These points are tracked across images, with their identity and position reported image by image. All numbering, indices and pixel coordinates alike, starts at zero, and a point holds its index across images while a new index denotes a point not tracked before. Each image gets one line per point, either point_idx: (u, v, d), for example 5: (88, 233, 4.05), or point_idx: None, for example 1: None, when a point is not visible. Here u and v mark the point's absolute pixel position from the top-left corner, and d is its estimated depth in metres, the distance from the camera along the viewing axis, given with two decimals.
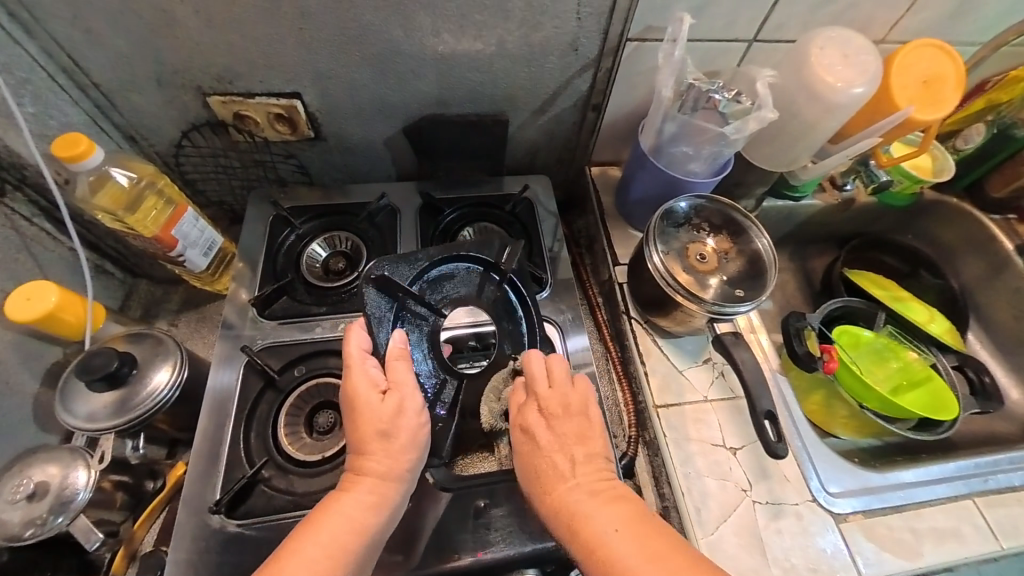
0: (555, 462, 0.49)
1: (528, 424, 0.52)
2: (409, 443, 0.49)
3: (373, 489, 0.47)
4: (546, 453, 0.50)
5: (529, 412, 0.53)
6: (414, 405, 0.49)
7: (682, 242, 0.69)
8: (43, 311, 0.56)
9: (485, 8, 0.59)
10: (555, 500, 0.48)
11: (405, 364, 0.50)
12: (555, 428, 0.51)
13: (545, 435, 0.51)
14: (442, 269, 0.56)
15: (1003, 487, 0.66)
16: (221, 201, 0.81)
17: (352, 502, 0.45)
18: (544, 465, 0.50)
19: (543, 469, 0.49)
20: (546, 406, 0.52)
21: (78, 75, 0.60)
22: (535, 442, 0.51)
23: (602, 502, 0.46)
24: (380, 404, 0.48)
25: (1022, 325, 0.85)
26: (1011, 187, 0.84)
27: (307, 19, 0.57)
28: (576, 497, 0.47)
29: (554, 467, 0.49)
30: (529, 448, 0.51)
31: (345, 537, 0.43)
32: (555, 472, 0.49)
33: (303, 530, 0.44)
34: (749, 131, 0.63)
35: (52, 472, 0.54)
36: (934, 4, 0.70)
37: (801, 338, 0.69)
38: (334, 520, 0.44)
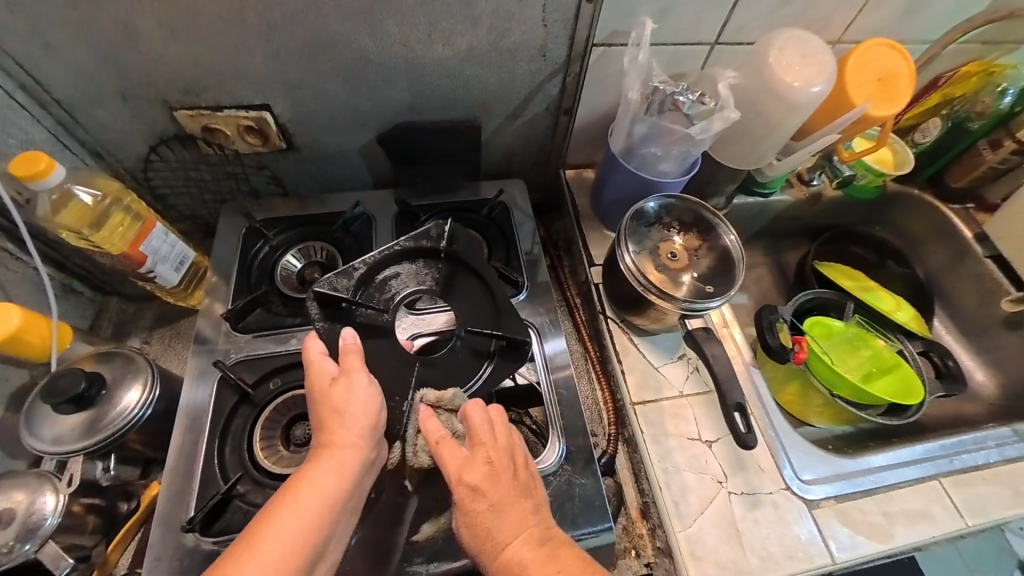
0: (504, 519, 0.44)
1: (471, 478, 0.46)
2: (366, 414, 0.48)
3: (335, 457, 0.45)
4: (495, 512, 0.44)
5: (475, 465, 0.47)
6: (363, 382, 0.49)
7: (653, 242, 0.71)
8: (7, 333, 0.54)
9: (452, 16, 0.59)
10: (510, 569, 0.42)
11: (359, 354, 0.50)
12: (498, 480, 0.46)
13: (490, 496, 0.45)
14: (386, 271, 0.59)
15: (969, 466, 0.68)
16: (195, 215, 0.80)
17: (316, 472, 0.44)
18: (492, 530, 0.44)
19: (494, 534, 0.44)
20: (484, 463, 0.47)
21: (39, 92, 0.59)
22: (487, 506, 0.45)
23: (558, 561, 0.42)
24: (337, 385, 0.48)
25: (984, 310, 0.88)
26: (971, 177, 0.88)
27: (274, 31, 0.57)
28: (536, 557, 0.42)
29: (504, 526, 0.44)
30: (475, 511, 0.45)
31: (318, 506, 0.42)
32: (505, 526, 0.44)
33: (275, 502, 0.42)
34: (714, 130, 0.65)
35: (18, 499, 0.52)
36: (885, 5, 0.73)
37: (774, 330, 0.70)
38: (301, 490, 0.43)
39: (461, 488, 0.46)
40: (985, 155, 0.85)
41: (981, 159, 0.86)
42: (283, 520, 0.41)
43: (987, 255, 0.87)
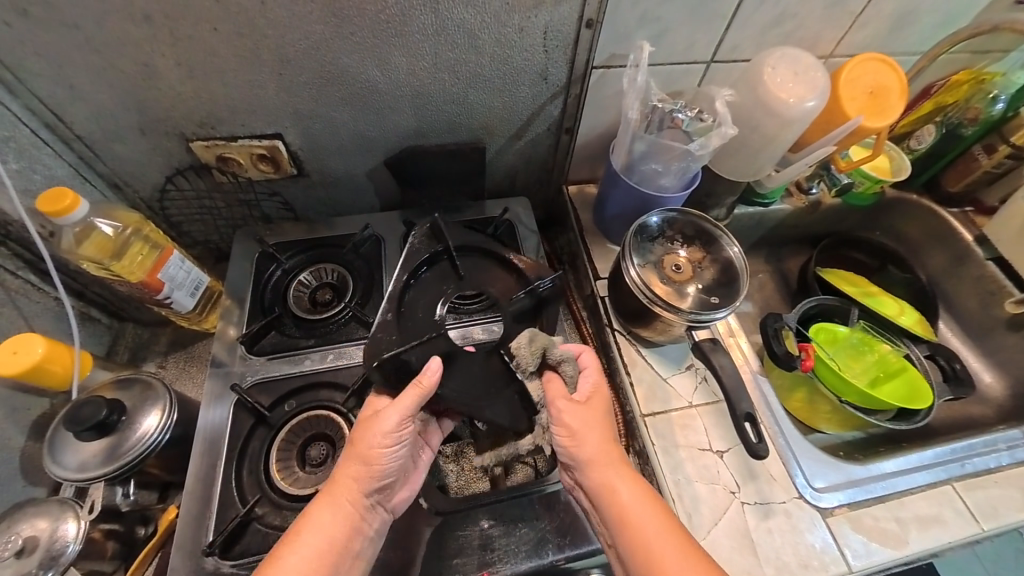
0: (596, 444, 0.53)
1: (574, 416, 0.54)
2: (376, 457, 0.49)
3: (344, 495, 0.49)
4: (594, 437, 0.53)
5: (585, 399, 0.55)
6: (387, 424, 0.49)
7: (657, 254, 0.72)
8: (30, 364, 0.56)
9: (457, 46, 0.62)
10: (615, 503, 0.50)
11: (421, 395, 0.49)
12: (600, 414, 0.55)
13: (593, 433, 0.53)
14: (487, 259, 0.60)
15: (980, 470, 0.68)
16: (208, 240, 0.82)
17: (326, 507, 0.48)
18: (598, 466, 0.52)
19: (602, 470, 0.52)
20: (599, 397, 0.56)
21: (62, 129, 0.62)
22: (587, 431, 0.53)
23: (649, 502, 0.50)
24: (364, 421, 0.51)
25: (987, 312, 0.89)
26: (965, 182, 0.89)
27: (286, 66, 0.60)
28: (631, 493, 0.50)
29: (607, 461, 0.52)
30: (581, 449, 0.53)
31: (325, 543, 0.46)
32: (602, 454, 0.53)
33: (293, 532, 0.47)
34: (712, 146, 0.66)
35: (41, 526, 0.53)
36: (874, 21, 0.75)
37: (779, 338, 0.71)
38: (313, 525, 0.47)
39: (568, 426, 0.53)
40: (980, 160, 0.86)
41: (976, 165, 0.87)
42: (293, 556, 0.45)
43: (987, 257, 0.88)
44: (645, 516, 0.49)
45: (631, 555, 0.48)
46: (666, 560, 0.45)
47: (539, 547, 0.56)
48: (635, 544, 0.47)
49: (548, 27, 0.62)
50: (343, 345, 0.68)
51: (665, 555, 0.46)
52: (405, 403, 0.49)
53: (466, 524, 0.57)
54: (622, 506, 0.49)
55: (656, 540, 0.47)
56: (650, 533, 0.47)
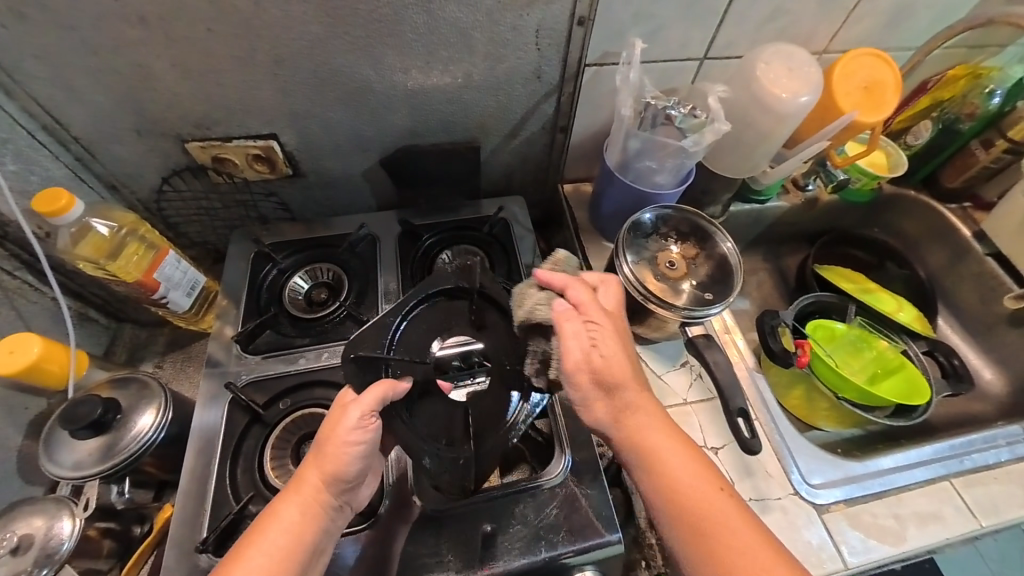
0: (626, 391, 0.51)
1: (608, 358, 0.50)
2: (335, 457, 0.48)
3: (303, 496, 0.48)
4: (625, 384, 0.51)
5: (598, 338, 0.51)
6: (348, 422, 0.48)
7: (651, 251, 0.72)
8: (26, 363, 0.56)
9: (450, 45, 0.62)
10: (660, 468, 0.49)
11: (377, 392, 0.50)
12: (619, 357, 0.51)
13: (620, 378, 0.50)
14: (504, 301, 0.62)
15: (979, 466, 0.67)
16: (205, 241, 0.83)
17: (285, 508, 0.47)
18: (640, 426, 0.50)
19: (640, 427, 0.50)
20: (612, 336, 0.52)
21: (59, 131, 0.62)
22: (614, 378, 0.50)
23: (691, 461, 0.50)
24: (331, 417, 0.51)
25: (987, 308, 0.88)
26: (964, 177, 0.89)
27: (280, 66, 0.60)
28: (672, 451, 0.50)
29: (642, 416, 0.51)
30: (609, 394, 0.50)
31: (283, 542, 0.46)
32: (635, 403, 0.51)
33: (253, 533, 0.46)
34: (706, 143, 0.67)
35: (37, 524, 0.54)
36: (868, 16, 0.75)
37: (776, 335, 0.71)
38: (271, 527, 0.46)
39: (604, 368, 0.50)
40: (978, 155, 0.86)
41: (975, 159, 0.86)
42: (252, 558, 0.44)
43: (986, 253, 0.87)
44: (682, 468, 0.49)
45: (676, 514, 0.48)
46: (717, 518, 0.47)
47: (534, 544, 0.56)
48: (685, 508, 0.48)
49: (541, 25, 0.62)
50: (338, 344, 0.68)
51: (716, 514, 0.47)
52: (367, 400, 0.49)
53: (461, 522, 0.57)
54: (667, 468, 0.49)
55: (704, 500, 0.48)
56: (697, 492, 0.48)
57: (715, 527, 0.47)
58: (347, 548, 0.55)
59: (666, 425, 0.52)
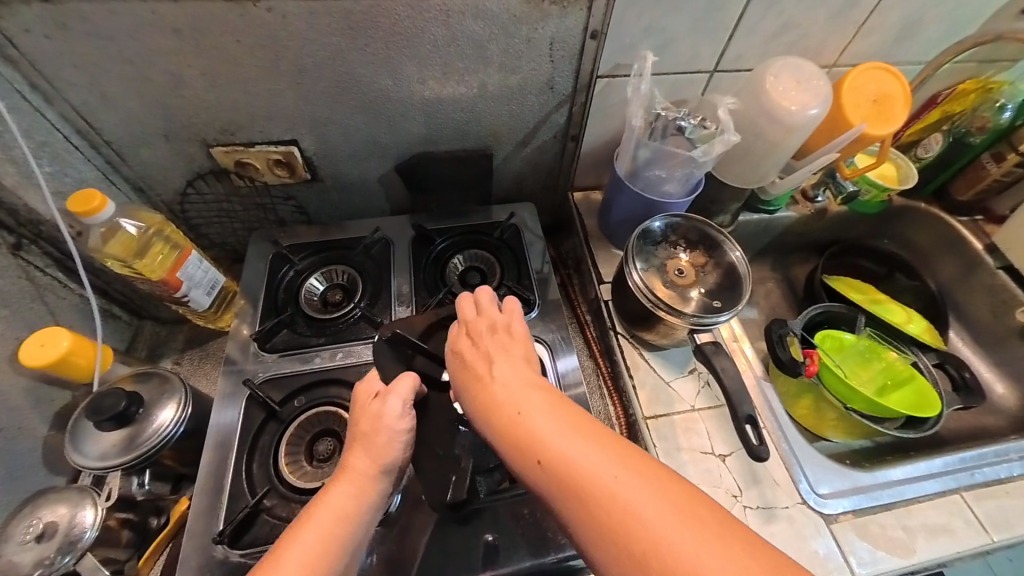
0: (481, 366, 0.48)
1: (468, 343, 0.50)
2: (385, 443, 0.50)
3: (354, 480, 0.48)
4: (477, 360, 0.48)
5: (460, 339, 0.51)
6: (393, 410, 0.51)
7: (660, 259, 0.73)
8: (56, 355, 0.59)
9: (465, 56, 0.64)
10: (557, 470, 0.39)
11: (409, 379, 0.54)
12: (485, 340, 0.50)
13: (484, 357, 0.48)
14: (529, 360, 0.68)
15: (991, 479, 0.67)
16: (224, 242, 0.85)
17: (336, 493, 0.47)
18: (518, 423, 0.42)
19: (520, 421, 0.42)
20: (480, 328, 0.51)
21: (92, 135, 0.65)
22: (471, 356, 0.49)
23: (597, 446, 0.40)
24: (369, 408, 0.53)
25: (1000, 321, 0.88)
26: (976, 190, 0.88)
27: (303, 75, 0.63)
28: (567, 440, 0.40)
29: (526, 408, 0.43)
30: (479, 369, 0.48)
31: (332, 526, 0.45)
32: (480, 379, 0.47)
33: (302, 519, 0.46)
34: (715, 153, 0.68)
35: (62, 512, 0.55)
36: (878, 31, 0.76)
37: (784, 344, 0.71)
38: (322, 511, 0.46)
39: (472, 374, 0.48)
40: (989, 169, 0.86)
41: (986, 173, 0.86)
42: (303, 540, 0.44)
43: (998, 266, 0.87)
44: (566, 436, 0.40)
45: (558, 499, 0.39)
46: (644, 520, 0.35)
47: (541, 544, 0.57)
48: (593, 507, 0.37)
49: (554, 37, 0.64)
50: (352, 344, 0.70)
51: (636, 503, 0.36)
52: (404, 388, 0.53)
53: (471, 525, 0.57)
54: (559, 460, 0.39)
55: (614, 496, 0.36)
56: (600, 485, 0.37)
57: (636, 523, 0.35)
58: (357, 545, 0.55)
59: (567, 410, 0.42)
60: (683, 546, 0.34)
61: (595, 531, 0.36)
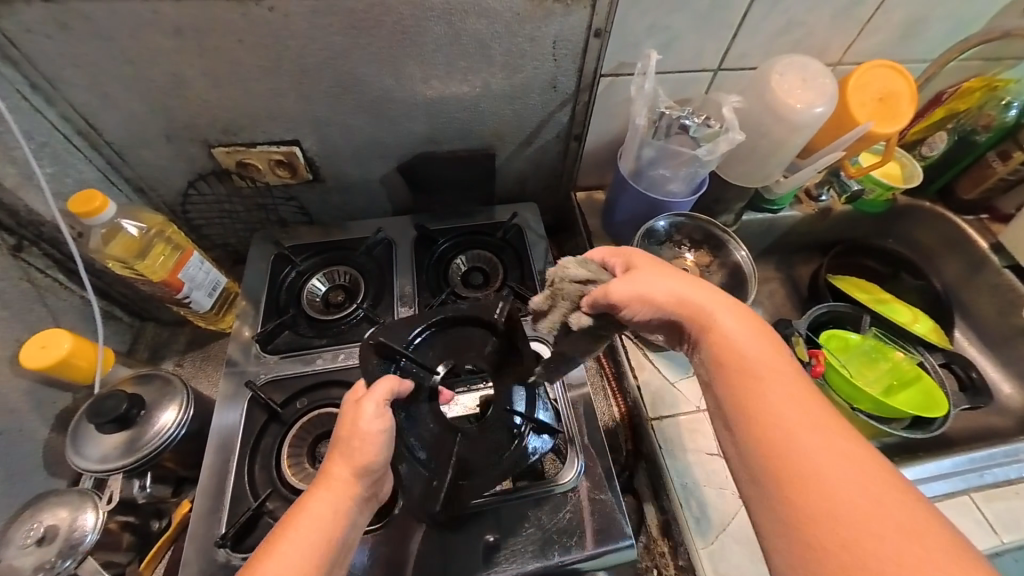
0: (667, 284, 0.48)
1: (658, 271, 0.50)
2: (360, 447, 0.47)
3: (334, 487, 0.46)
4: (661, 280, 0.49)
5: (641, 259, 0.52)
6: (369, 414, 0.48)
7: (665, 259, 0.74)
8: (57, 357, 0.58)
9: (469, 56, 0.64)
10: (748, 390, 0.41)
11: (386, 381, 0.50)
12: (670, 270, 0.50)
13: (668, 280, 0.49)
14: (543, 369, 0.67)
15: (1000, 480, 0.66)
16: (226, 243, 0.85)
17: (317, 501, 0.45)
18: (721, 345, 0.44)
19: (719, 343, 0.44)
20: (644, 263, 0.51)
21: (93, 135, 0.65)
22: (652, 273, 0.50)
23: (800, 389, 0.40)
24: (346, 413, 0.49)
25: (1006, 320, 0.87)
26: (981, 189, 0.88)
27: (306, 75, 0.62)
28: (766, 368, 0.41)
29: (726, 334, 0.44)
30: (661, 289, 0.48)
31: (314, 538, 0.44)
32: (673, 296, 0.48)
33: (283, 528, 0.44)
34: (720, 152, 0.67)
35: (62, 515, 0.55)
36: (883, 29, 0.76)
37: (789, 344, 0.71)
38: (304, 520, 0.44)
39: (658, 288, 0.48)
40: (994, 167, 0.86)
41: (991, 171, 0.86)
42: (285, 549, 0.42)
43: (1004, 265, 0.86)
44: (770, 372, 0.41)
45: (735, 411, 0.40)
46: (818, 463, 0.35)
47: (546, 546, 0.56)
48: (769, 433, 0.38)
49: (558, 36, 0.64)
50: (354, 345, 0.69)
51: (808, 449, 0.36)
52: (381, 391, 0.49)
53: (475, 526, 0.57)
54: (752, 383, 0.41)
55: (802, 435, 0.37)
56: (788, 420, 0.38)
57: (829, 470, 0.35)
58: (361, 547, 0.55)
59: (779, 356, 0.42)
60: (865, 506, 0.33)
61: (761, 451, 0.38)
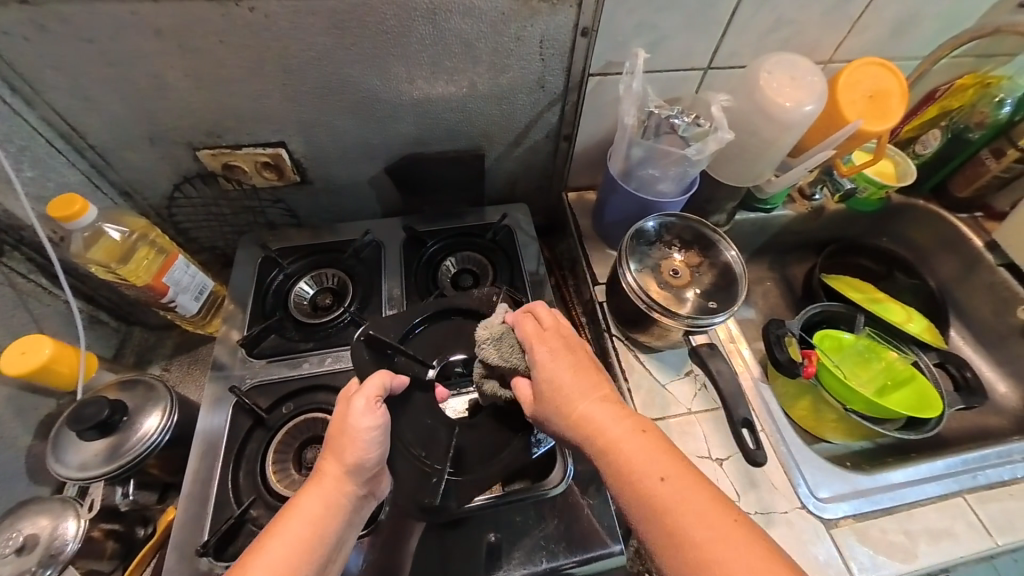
0: (557, 381, 0.49)
1: (547, 363, 0.50)
2: (351, 443, 0.48)
3: (324, 484, 0.47)
4: (551, 375, 0.49)
5: (539, 346, 0.51)
6: (357, 410, 0.48)
7: (654, 259, 0.72)
8: (38, 363, 0.57)
9: (454, 56, 0.63)
10: (656, 503, 0.42)
11: (376, 377, 0.51)
12: (564, 358, 0.51)
13: (565, 374, 0.49)
14: None
15: (995, 481, 0.65)
16: (214, 247, 0.84)
17: (307, 497, 0.47)
18: (618, 451, 0.45)
19: (615, 449, 0.45)
20: (551, 347, 0.51)
21: (76, 138, 0.64)
22: (550, 370, 0.50)
23: (695, 493, 0.41)
24: (337, 410, 0.50)
25: (1001, 319, 0.86)
26: (974, 187, 0.87)
27: (290, 76, 0.62)
28: (658, 469, 0.43)
29: (623, 434, 0.46)
30: (563, 384, 0.49)
31: (302, 533, 0.45)
32: (565, 396, 0.48)
33: (274, 524, 0.46)
34: (709, 151, 0.67)
35: (43, 524, 0.55)
36: (874, 26, 0.75)
37: (781, 344, 0.70)
38: (292, 517, 0.46)
39: (559, 391, 0.49)
40: (988, 164, 0.85)
41: (985, 169, 0.86)
42: (272, 545, 0.43)
43: (998, 263, 0.86)
44: (661, 472, 0.43)
45: (653, 531, 0.41)
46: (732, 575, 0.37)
47: (534, 551, 0.56)
48: (684, 552, 0.39)
49: (544, 35, 0.63)
50: (342, 349, 0.68)
51: (725, 562, 0.38)
52: (371, 386, 0.50)
53: (463, 531, 0.56)
54: (654, 495, 0.42)
55: (711, 546, 0.39)
56: (694, 532, 0.39)
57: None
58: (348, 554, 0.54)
59: (658, 439, 0.45)
60: None
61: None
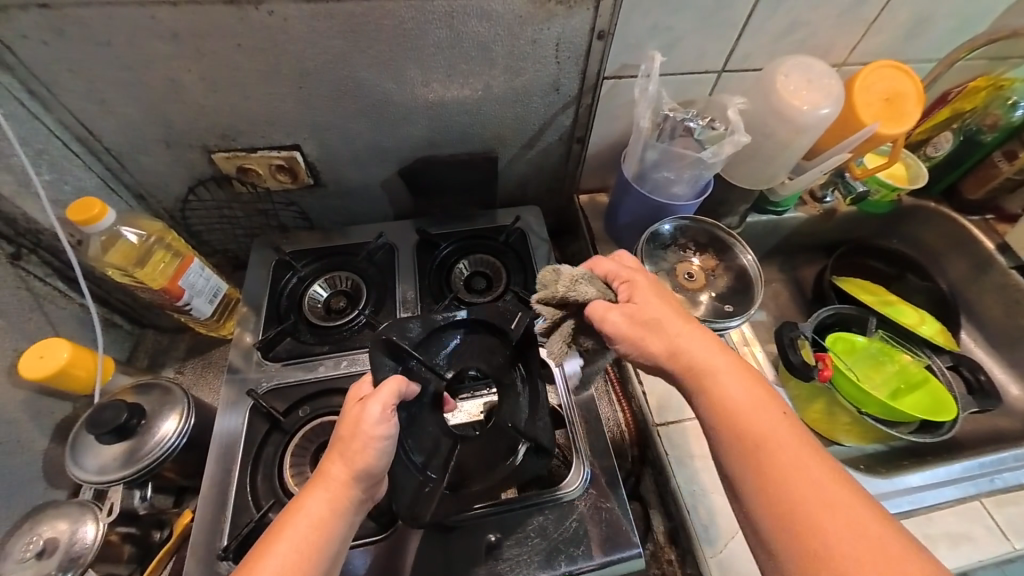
0: (659, 318, 0.49)
1: (644, 306, 0.50)
2: (361, 450, 0.46)
3: (329, 488, 0.45)
4: (654, 316, 0.50)
5: (639, 290, 0.51)
6: (371, 417, 0.46)
7: (670, 263, 0.73)
8: (56, 367, 0.57)
9: (470, 59, 0.63)
10: (751, 439, 0.43)
11: (392, 383, 0.48)
12: (659, 303, 0.51)
13: (662, 318, 0.49)
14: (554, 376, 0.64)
15: (1011, 485, 0.65)
16: (225, 249, 0.84)
17: (311, 501, 0.45)
18: (715, 388, 0.46)
19: (711, 386, 0.46)
20: (641, 291, 0.51)
21: (92, 142, 0.64)
22: (652, 310, 0.50)
23: (792, 437, 0.42)
24: (349, 412, 0.48)
25: (1012, 322, 0.86)
26: (987, 188, 0.87)
27: (305, 79, 0.62)
28: (753, 410, 0.44)
29: (720, 375, 0.46)
30: (659, 329, 0.49)
31: (307, 538, 0.44)
32: (663, 336, 0.48)
33: (280, 523, 0.44)
34: (725, 154, 0.66)
35: (61, 528, 0.55)
36: (888, 28, 0.75)
37: (795, 347, 0.70)
38: (297, 520, 0.44)
39: (655, 331, 0.49)
40: (1000, 166, 0.85)
41: (997, 171, 0.85)
42: (278, 546, 0.42)
43: (1010, 265, 0.86)
44: (761, 414, 0.44)
45: (743, 462, 0.42)
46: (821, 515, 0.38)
47: (554, 556, 0.55)
48: (775, 484, 0.40)
49: (560, 37, 0.63)
50: (356, 352, 0.68)
51: (817, 500, 0.39)
52: (386, 393, 0.47)
53: (482, 534, 0.56)
54: (750, 432, 0.43)
55: (806, 486, 0.40)
56: (792, 470, 0.40)
57: (826, 517, 0.38)
58: (359, 558, 0.55)
59: (756, 387, 0.45)
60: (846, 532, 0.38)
61: (775, 505, 0.40)
